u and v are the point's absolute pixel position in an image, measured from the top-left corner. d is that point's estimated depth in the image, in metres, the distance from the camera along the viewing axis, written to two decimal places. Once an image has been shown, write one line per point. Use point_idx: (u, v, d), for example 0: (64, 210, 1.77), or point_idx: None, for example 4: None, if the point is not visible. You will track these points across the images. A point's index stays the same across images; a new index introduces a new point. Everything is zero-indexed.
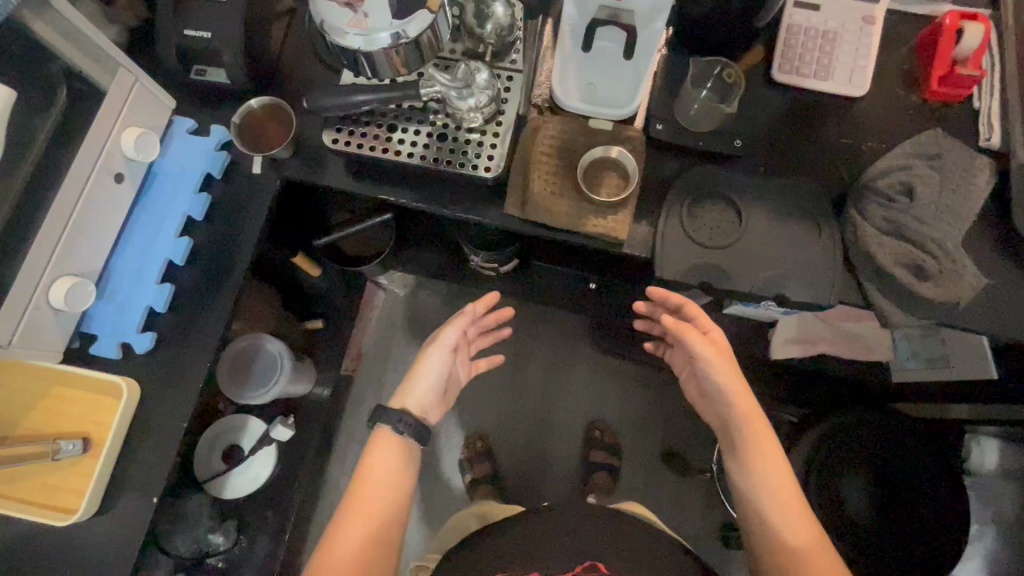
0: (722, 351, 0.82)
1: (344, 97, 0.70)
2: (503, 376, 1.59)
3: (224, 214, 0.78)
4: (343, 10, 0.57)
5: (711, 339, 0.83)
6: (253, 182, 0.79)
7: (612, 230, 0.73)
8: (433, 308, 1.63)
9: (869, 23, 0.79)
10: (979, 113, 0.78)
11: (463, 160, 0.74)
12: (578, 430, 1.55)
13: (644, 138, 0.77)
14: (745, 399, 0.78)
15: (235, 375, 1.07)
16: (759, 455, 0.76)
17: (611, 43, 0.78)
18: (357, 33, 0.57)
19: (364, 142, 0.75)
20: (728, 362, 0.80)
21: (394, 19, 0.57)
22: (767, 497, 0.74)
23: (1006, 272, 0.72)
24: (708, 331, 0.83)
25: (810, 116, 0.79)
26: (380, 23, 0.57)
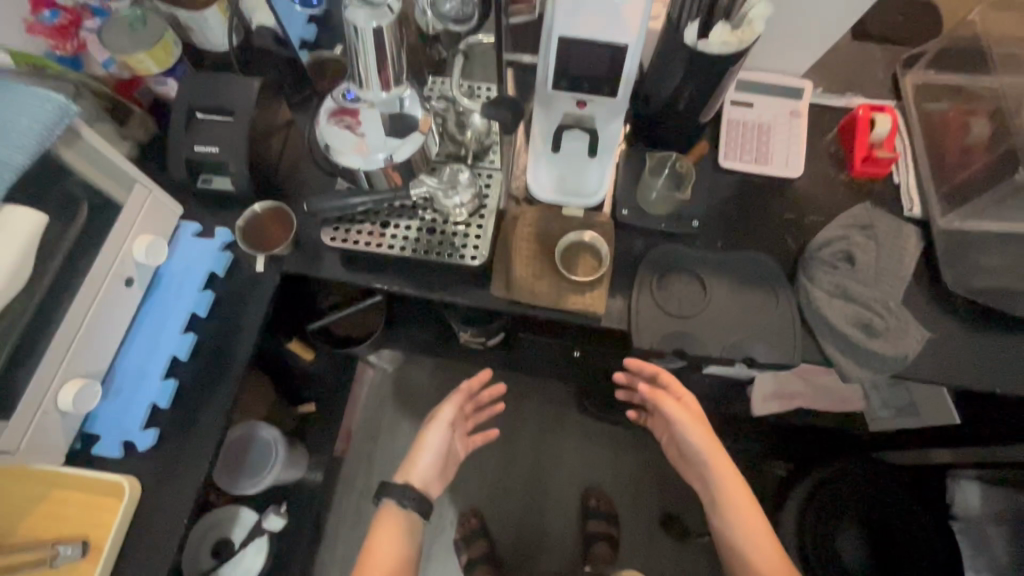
0: (695, 414, 0.88)
1: (340, 200, 0.78)
2: (496, 447, 1.60)
3: (226, 309, 0.83)
4: (345, 136, 0.66)
5: (684, 405, 0.89)
6: (254, 278, 0.84)
7: (590, 306, 0.81)
8: (422, 383, 1.66)
9: (796, 116, 0.92)
10: (900, 187, 0.89)
11: (451, 251, 0.82)
12: (574, 500, 1.54)
13: (612, 222, 0.86)
14: (721, 460, 0.83)
15: (229, 467, 1.09)
16: (740, 513, 0.80)
17: (577, 144, 0.85)
18: (357, 155, 0.66)
19: (360, 238, 0.83)
20: (701, 425, 0.86)
21: (389, 143, 0.66)
22: (754, 553, 0.78)
23: (945, 324, 0.81)
24: (681, 396, 0.90)
25: (756, 195, 0.90)
26: (376, 147, 0.66)
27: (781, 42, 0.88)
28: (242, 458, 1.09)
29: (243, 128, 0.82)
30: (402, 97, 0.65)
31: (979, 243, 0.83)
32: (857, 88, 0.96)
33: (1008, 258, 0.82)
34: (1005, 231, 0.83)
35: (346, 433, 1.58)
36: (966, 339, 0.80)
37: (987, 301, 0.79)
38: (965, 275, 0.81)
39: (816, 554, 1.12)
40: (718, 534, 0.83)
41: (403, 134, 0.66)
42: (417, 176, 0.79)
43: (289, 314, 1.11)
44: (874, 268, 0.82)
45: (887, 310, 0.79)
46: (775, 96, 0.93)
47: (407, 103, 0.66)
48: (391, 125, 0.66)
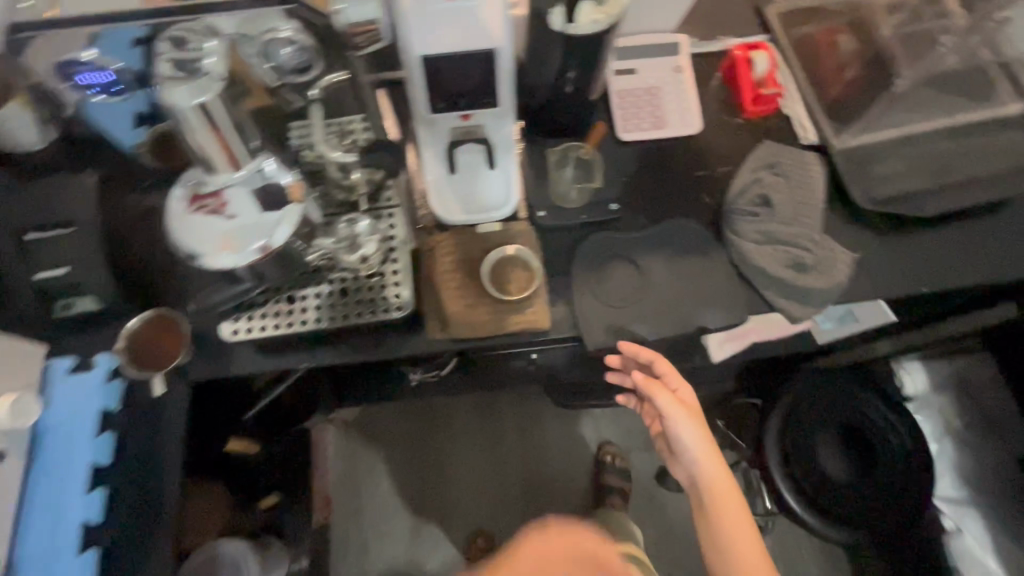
0: (691, 406, 0.84)
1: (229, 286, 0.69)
2: (482, 464, 1.56)
3: (135, 444, 0.71)
4: (209, 226, 0.56)
5: (680, 397, 0.84)
6: (158, 401, 0.73)
7: (533, 322, 0.76)
8: (390, 423, 1.59)
9: (680, 71, 0.90)
10: (792, 121, 0.90)
11: (373, 307, 0.74)
12: (572, 486, 1.54)
13: (532, 228, 0.82)
14: (712, 457, 0.82)
15: None
16: (723, 511, 0.82)
17: (473, 155, 0.79)
18: (227, 252, 0.56)
19: (267, 321, 0.73)
20: (696, 419, 0.83)
21: (259, 229, 0.56)
22: (731, 549, 0.81)
23: (869, 238, 0.82)
24: (679, 389, 0.84)
25: (665, 160, 0.88)
26: (245, 237, 0.56)
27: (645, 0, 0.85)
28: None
29: (91, 236, 0.69)
30: (263, 168, 0.56)
31: (874, 154, 0.85)
32: (728, 27, 0.95)
33: (903, 162, 0.85)
34: (893, 137, 0.86)
35: (324, 498, 1.49)
36: (891, 247, 0.82)
37: (897, 208, 0.82)
38: (871, 188, 0.83)
39: (800, 475, 1.18)
40: (698, 522, 0.86)
41: (278, 210, 0.57)
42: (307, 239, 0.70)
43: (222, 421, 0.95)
44: (789, 204, 0.83)
45: (813, 241, 0.81)
46: (655, 55, 0.90)
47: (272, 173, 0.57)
48: (256, 204, 0.57)
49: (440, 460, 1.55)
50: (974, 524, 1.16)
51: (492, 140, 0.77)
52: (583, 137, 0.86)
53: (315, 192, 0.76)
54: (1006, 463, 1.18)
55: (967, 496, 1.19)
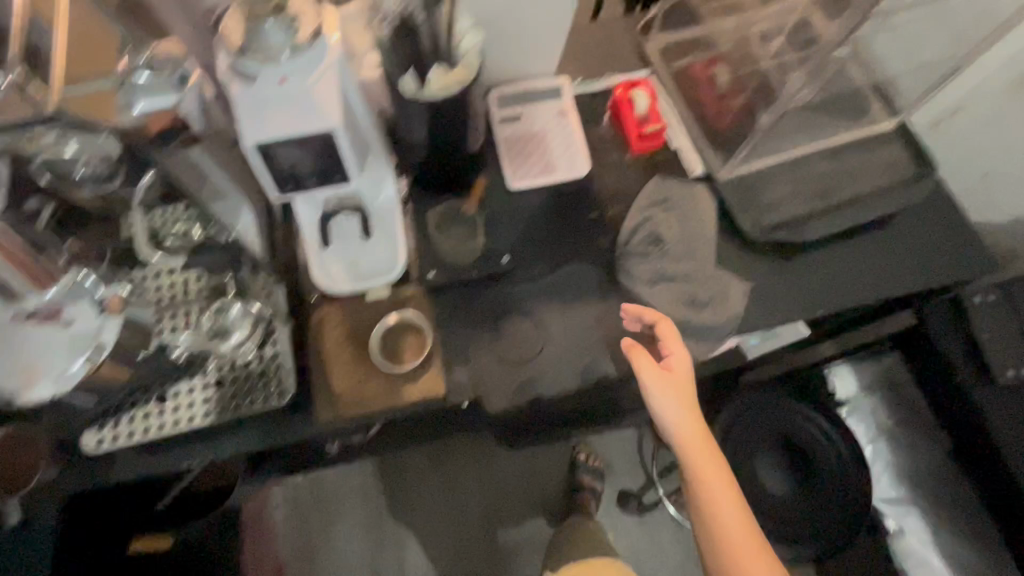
0: (681, 376, 0.73)
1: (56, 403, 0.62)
2: (439, 510, 1.50)
3: None
4: (21, 355, 0.58)
5: (666, 366, 0.73)
6: (26, 528, 0.67)
7: (429, 392, 0.74)
8: (338, 481, 1.52)
9: (564, 114, 0.90)
10: (679, 152, 0.91)
11: (253, 395, 0.70)
12: (537, 519, 1.51)
13: (423, 290, 0.79)
14: (696, 436, 0.72)
15: None
16: (708, 498, 0.72)
17: (352, 224, 0.77)
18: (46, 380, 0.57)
19: (136, 425, 0.68)
20: (681, 391, 0.72)
21: (79, 346, 0.58)
22: (717, 541, 0.71)
23: (764, 268, 0.83)
24: (665, 359, 0.74)
25: (557, 206, 0.87)
26: (65, 358, 0.58)
27: (518, 49, 0.84)
28: None
29: None
30: (80, 281, 0.59)
31: (761, 182, 0.86)
32: (611, 65, 0.96)
33: (789, 186, 0.86)
34: (777, 163, 0.87)
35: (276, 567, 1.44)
36: (783, 275, 0.83)
37: (784, 235, 0.83)
38: (758, 216, 0.84)
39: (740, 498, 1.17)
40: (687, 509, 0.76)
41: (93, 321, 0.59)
42: (164, 338, 0.68)
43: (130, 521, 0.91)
44: (678, 244, 0.84)
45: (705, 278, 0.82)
46: (537, 100, 0.90)
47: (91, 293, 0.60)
48: (70, 323, 0.59)
49: (396, 511, 1.50)
50: (915, 523, 1.17)
51: (370, 208, 0.77)
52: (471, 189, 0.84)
53: (177, 281, 0.72)
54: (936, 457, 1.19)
55: (903, 495, 1.19)
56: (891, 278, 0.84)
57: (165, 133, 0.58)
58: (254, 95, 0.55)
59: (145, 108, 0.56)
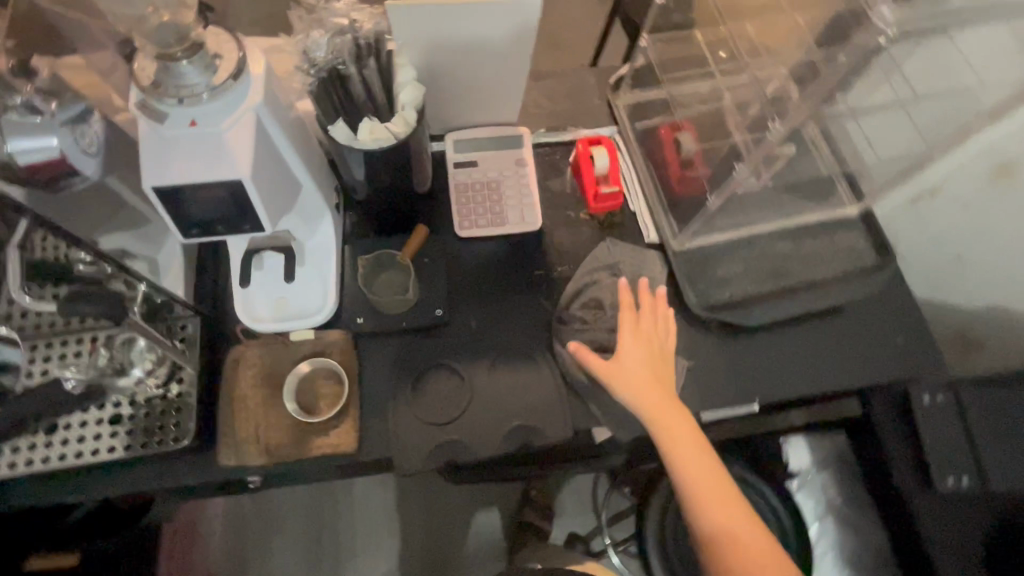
0: (645, 357, 0.73)
1: None
2: (386, 538, 1.29)
3: None
4: None
5: (629, 350, 0.73)
6: None
7: (338, 446, 0.71)
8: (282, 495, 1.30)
9: (522, 164, 0.87)
10: (636, 215, 0.89)
11: (150, 436, 0.67)
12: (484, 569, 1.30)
13: (349, 336, 0.76)
14: (668, 413, 0.70)
15: None
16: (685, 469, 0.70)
17: (281, 261, 0.75)
18: None
19: (19, 455, 0.65)
20: (645, 370, 0.72)
21: None
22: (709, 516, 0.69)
23: (701, 346, 0.82)
24: (624, 345, 0.74)
25: (503, 258, 0.84)
26: None
27: (474, 97, 0.82)
28: None
29: None
30: None
31: (711, 256, 0.85)
32: (577, 120, 0.95)
33: (740, 263, 0.85)
34: (731, 238, 0.85)
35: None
36: (722, 356, 0.82)
37: (729, 314, 0.81)
38: (706, 291, 0.83)
39: None
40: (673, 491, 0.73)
41: None
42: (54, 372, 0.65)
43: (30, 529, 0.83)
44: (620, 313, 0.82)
45: None
46: (496, 148, 0.87)
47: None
48: None
49: (338, 533, 1.28)
50: None
51: (303, 246, 0.75)
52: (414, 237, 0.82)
53: None
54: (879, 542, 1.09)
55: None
56: (832, 370, 0.82)
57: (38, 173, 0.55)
58: (161, 133, 0.52)
59: (19, 153, 0.53)
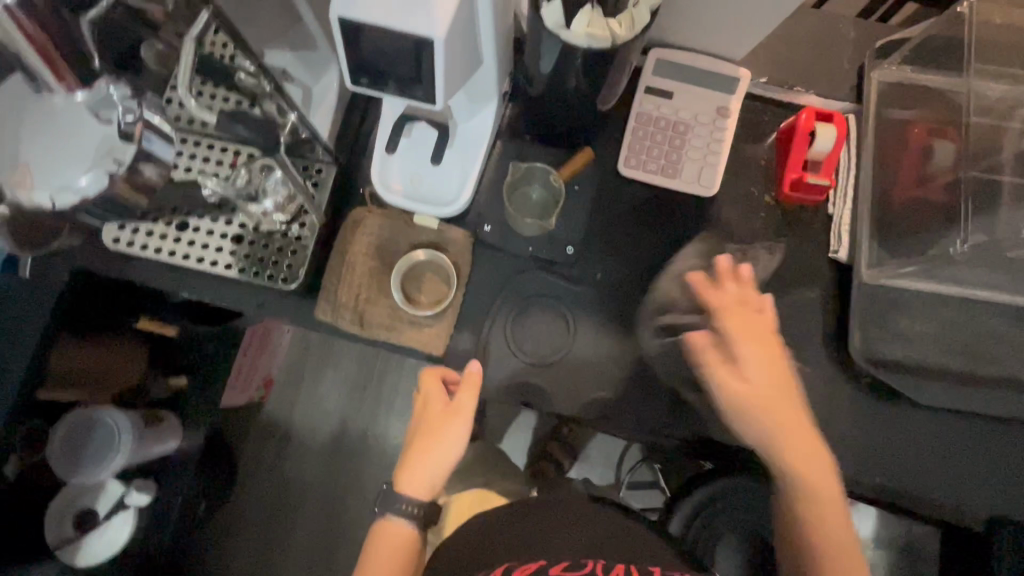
0: (778, 390, 0.50)
1: (57, 186, 0.45)
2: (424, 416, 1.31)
3: (12, 304, 0.74)
4: (47, 153, 0.45)
5: (716, 365, 0.51)
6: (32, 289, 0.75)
7: (427, 345, 0.69)
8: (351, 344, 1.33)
9: (723, 115, 0.72)
10: (831, 222, 0.73)
11: (265, 268, 0.67)
12: None
13: (471, 240, 0.71)
14: (806, 452, 0.49)
15: (69, 453, 0.89)
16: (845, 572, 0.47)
17: (430, 137, 0.68)
18: (48, 188, 0.45)
19: (151, 240, 0.68)
20: (780, 400, 0.50)
21: (88, 164, 0.45)
22: None
23: (835, 396, 0.70)
24: (745, 357, 0.50)
25: (656, 214, 0.74)
26: (49, 179, 0.45)
27: (705, 16, 0.67)
28: (81, 446, 0.89)
29: None
30: (105, 100, 0.45)
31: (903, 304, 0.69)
32: (809, 82, 0.76)
33: (934, 325, 0.68)
34: (936, 292, 0.69)
35: (263, 380, 1.25)
36: (855, 415, 0.70)
37: (892, 377, 0.68)
38: (876, 339, 0.69)
39: None
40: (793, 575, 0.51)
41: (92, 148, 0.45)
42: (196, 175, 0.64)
43: (127, 295, 0.86)
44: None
45: None
46: (702, 85, 0.72)
47: (120, 112, 0.45)
48: (74, 146, 0.45)
49: (384, 391, 1.30)
50: None
51: (458, 128, 0.68)
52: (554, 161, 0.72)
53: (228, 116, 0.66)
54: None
55: None
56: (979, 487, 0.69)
57: None
58: None
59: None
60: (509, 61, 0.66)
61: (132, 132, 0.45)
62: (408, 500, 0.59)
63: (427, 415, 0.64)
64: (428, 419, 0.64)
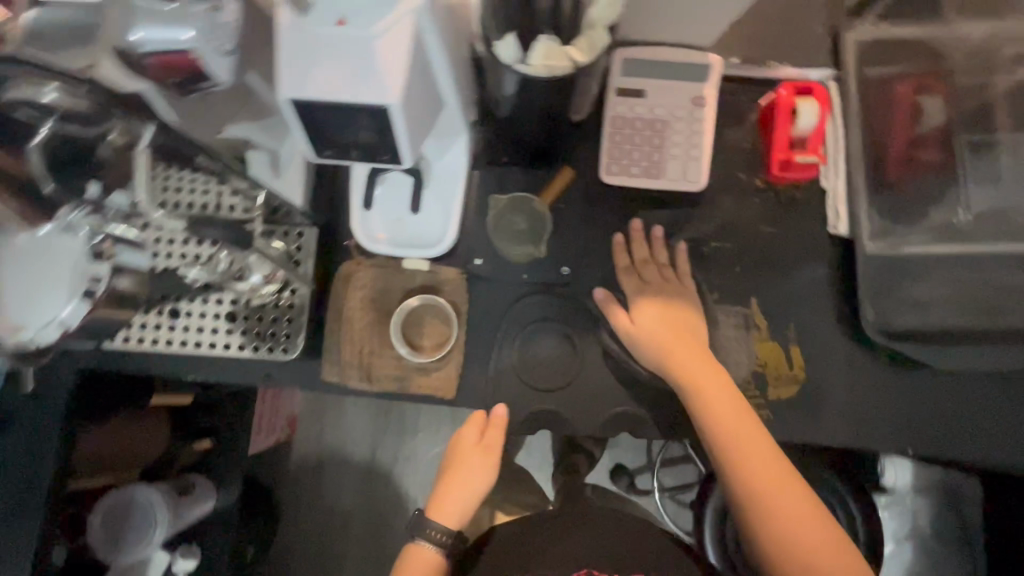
0: (664, 320, 0.64)
1: (38, 318, 0.44)
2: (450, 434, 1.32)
3: (26, 411, 0.75)
4: (32, 287, 0.45)
5: (612, 313, 0.65)
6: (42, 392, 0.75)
7: (438, 390, 0.68)
8: None
9: (700, 105, 0.70)
10: (827, 195, 0.71)
11: (264, 341, 0.67)
12: None
13: (464, 277, 0.70)
14: (695, 368, 0.60)
15: (111, 534, 0.87)
16: (742, 454, 0.56)
17: (406, 181, 0.67)
18: (29, 324, 0.44)
19: (146, 332, 0.67)
20: (664, 332, 0.63)
21: (67, 294, 0.45)
22: (760, 503, 0.55)
23: (853, 372, 0.69)
24: (636, 302, 0.65)
25: (647, 217, 0.72)
26: (31, 317, 0.44)
27: (665, 9, 0.64)
28: (122, 526, 0.87)
29: None
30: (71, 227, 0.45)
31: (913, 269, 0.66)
32: (783, 53, 0.73)
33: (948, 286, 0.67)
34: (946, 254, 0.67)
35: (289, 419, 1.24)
36: (876, 387, 0.69)
37: (911, 347, 0.66)
38: (889, 310, 0.67)
39: None
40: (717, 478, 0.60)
41: (67, 278, 0.45)
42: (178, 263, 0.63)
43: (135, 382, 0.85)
44: (765, 313, 0.71)
45: (782, 361, 0.70)
46: (673, 78, 0.70)
47: (87, 233, 0.44)
48: (52, 278, 0.45)
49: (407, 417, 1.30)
50: None
51: (433, 167, 0.66)
52: (535, 182, 0.71)
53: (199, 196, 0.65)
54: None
55: None
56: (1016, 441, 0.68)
57: (171, 69, 0.41)
58: (306, 29, 0.42)
59: (145, 44, 0.39)
60: (472, 90, 0.63)
61: (104, 251, 0.45)
62: (437, 527, 0.62)
63: (457, 452, 0.65)
64: (457, 457, 0.65)
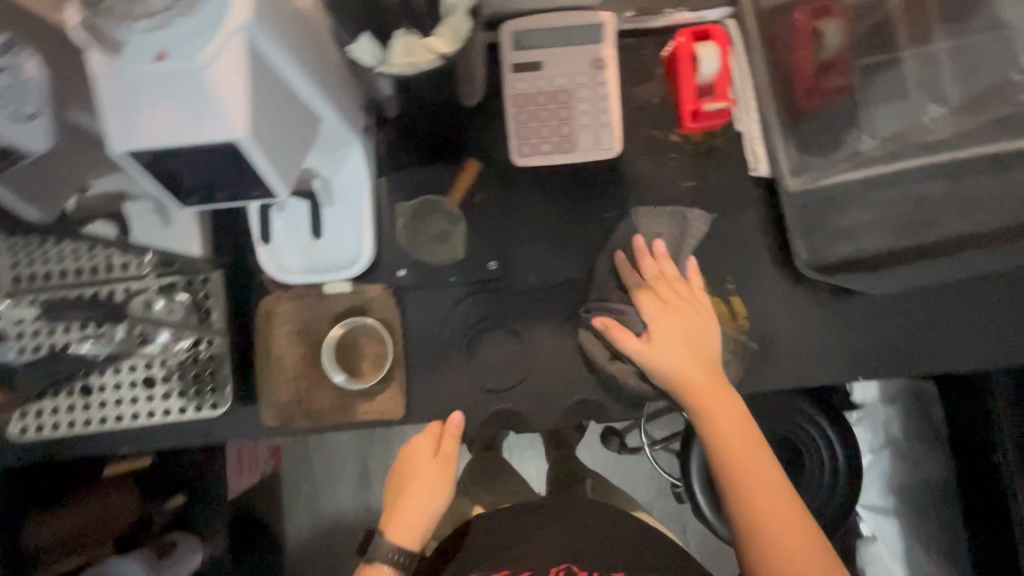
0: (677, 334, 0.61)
1: None
2: None
3: None
4: None
5: (616, 327, 0.62)
6: None
7: (387, 413, 0.66)
8: None
9: (601, 67, 0.66)
10: (743, 138, 0.71)
11: (188, 400, 0.63)
12: None
13: (391, 292, 0.67)
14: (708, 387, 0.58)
15: None
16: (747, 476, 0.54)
17: (306, 203, 0.62)
18: None
19: (60, 416, 0.63)
20: (677, 349, 0.60)
21: None
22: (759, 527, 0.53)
23: (796, 312, 0.69)
24: (648, 314, 0.62)
25: (568, 194, 0.70)
26: None
27: None
28: None
29: None
30: None
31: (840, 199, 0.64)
32: None
33: None
34: None
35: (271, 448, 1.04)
36: (821, 323, 0.69)
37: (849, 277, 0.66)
38: (822, 244, 0.67)
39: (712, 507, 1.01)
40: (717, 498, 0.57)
41: None
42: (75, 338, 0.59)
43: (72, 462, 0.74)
44: (703, 270, 0.70)
45: (727, 314, 0.69)
46: (568, 43, 0.66)
47: None
48: None
49: None
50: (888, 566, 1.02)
51: (332, 183, 0.62)
52: (446, 179, 0.67)
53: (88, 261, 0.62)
54: (944, 538, 0.86)
55: (891, 510, 0.91)
56: (961, 349, 0.69)
57: None
58: (124, 71, 0.37)
59: None
60: (354, 95, 0.58)
61: None
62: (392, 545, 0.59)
63: (410, 461, 0.63)
64: (411, 466, 0.63)
